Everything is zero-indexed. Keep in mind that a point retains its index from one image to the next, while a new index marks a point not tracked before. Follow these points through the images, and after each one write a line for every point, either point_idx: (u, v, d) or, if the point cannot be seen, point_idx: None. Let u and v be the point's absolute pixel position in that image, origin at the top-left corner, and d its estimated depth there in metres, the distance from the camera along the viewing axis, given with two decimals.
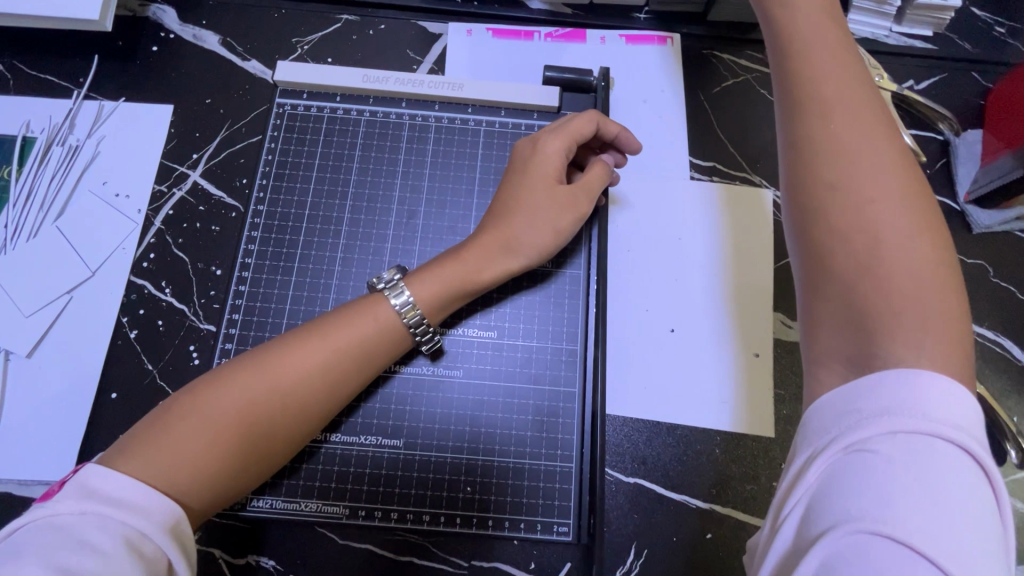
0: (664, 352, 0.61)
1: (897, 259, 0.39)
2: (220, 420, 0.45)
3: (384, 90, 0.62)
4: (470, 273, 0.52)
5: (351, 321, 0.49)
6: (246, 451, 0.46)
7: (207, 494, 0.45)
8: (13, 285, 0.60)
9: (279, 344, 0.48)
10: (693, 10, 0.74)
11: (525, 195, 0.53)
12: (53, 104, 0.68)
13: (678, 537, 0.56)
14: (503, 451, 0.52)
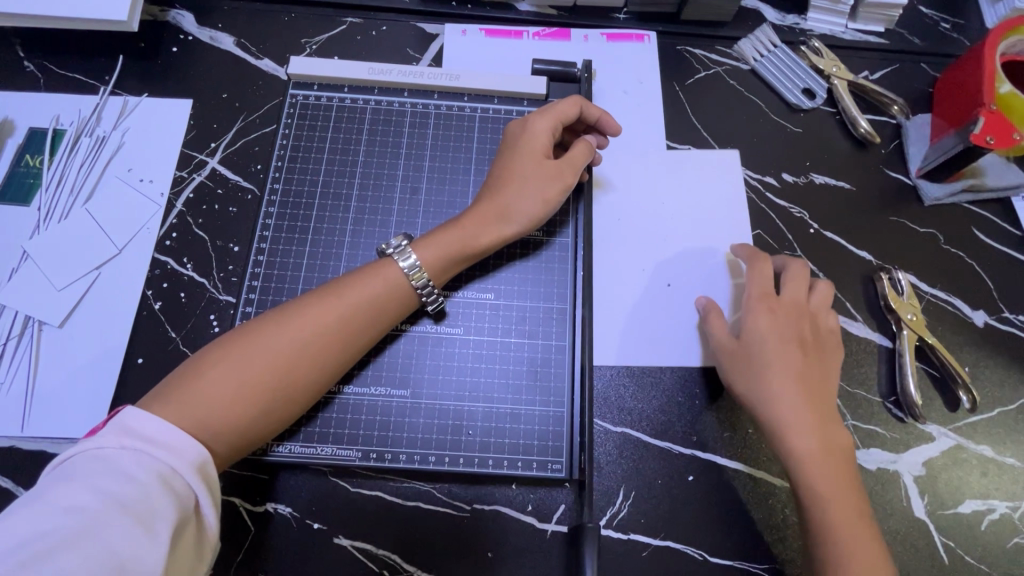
0: (661, 305, 0.67)
1: (806, 427, 0.57)
2: (245, 368, 0.50)
3: (387, 81, 0.68)
4: (470, 239, 0.57)
5: (361, 280, 0.55)
6: (267, 397, 0.51)
7: (233, 434, 0.50)
8: (45, 262, 0.65)
9: (295, 304, 0.54)
10: (667, 11, 0.82)
11: (517, 170, 0.59)
12: (81, 99, 0.73)
13: (662, 480, 0.61)
14: (501, 399, 0.57)
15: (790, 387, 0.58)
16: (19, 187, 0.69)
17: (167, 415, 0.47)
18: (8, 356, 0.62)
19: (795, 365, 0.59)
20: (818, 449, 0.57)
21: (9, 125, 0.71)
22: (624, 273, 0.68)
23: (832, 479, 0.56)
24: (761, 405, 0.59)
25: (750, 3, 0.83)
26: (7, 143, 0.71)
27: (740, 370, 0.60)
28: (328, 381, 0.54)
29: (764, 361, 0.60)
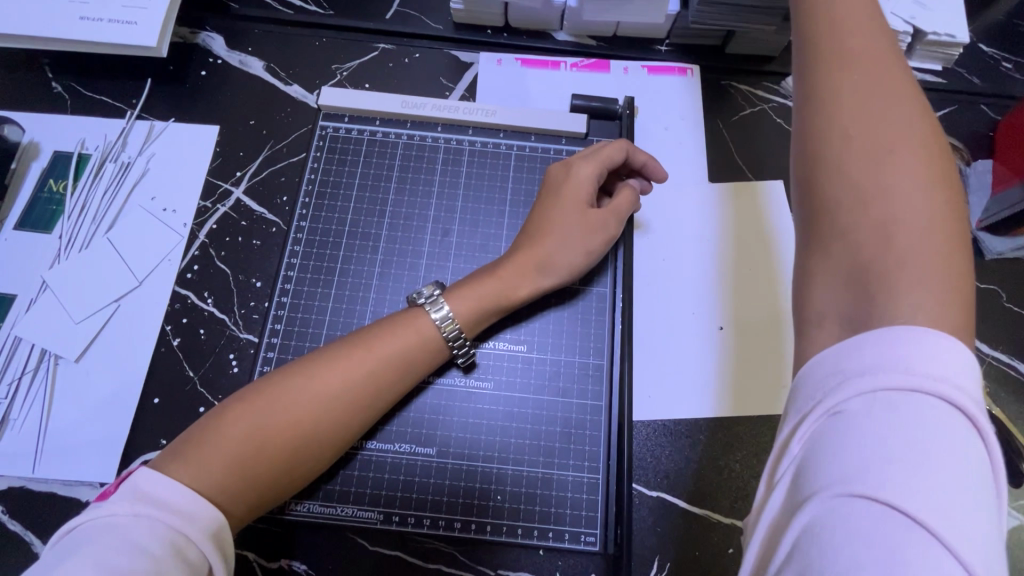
0: (711, 349, 0.64)
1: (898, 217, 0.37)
2: (264, 426, 0.47)
3: (421, 115, 0.65)
4: (506, 290, 0.54)
5: (391, 332, 0.52)
6: (287, 457, 0.48)
7: (250, 496, 0.47)
8: (64, 292, 0.63)
9: (319, 356, 0.51)
10: (711, 44, 0.78)
11: (557, 218, 0.56)
12: (107, 123, 0.72)
13: (700, 551, 0.57)
14: (532, 462, 0.54)
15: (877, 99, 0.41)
16: (41, 213, 0.67)
17: (183, 477, 0.45)
18: (23, 391, 0.60)
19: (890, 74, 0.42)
20: (903, 259, 0.36)
21: (34, 148, 0.70)
22: (665, 319, 0.65)
23: (916, 255, 0.36)
24: (833, 162, 0.40)
25: None
26: (30, 167, 0.69)
27: (824, 162, 0.41)
28: (351, 439, 0.51)
29: (824, 60, 0.43)
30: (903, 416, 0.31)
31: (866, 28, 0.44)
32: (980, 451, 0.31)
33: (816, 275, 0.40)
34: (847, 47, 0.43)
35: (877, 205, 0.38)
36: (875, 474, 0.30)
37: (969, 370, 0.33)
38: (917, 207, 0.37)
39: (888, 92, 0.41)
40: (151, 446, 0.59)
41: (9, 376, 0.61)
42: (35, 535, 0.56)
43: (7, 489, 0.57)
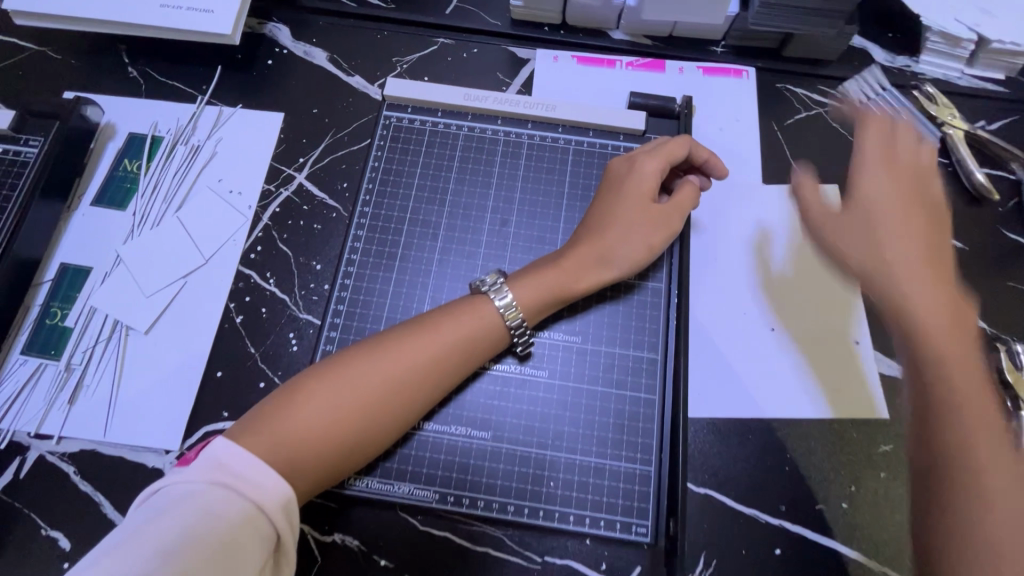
0: (760, 349, 0.64)
1: (956, 354, 0.47)
2: (336, 404, 0.49)
3: (482, 108, 0.67)
4: (567, 282, 0.55)
5: (455, 318, 0.54)
6: (356, 434, 0.50)
7: (319, 470, 0.49)
8: (137, 266, 0.66)
9: (385, 339, 0.53)
10: (768, 46, 0.78)
11: (620, 213, 0.57)
12: (178, 108, 0.75)
13: (747, 550, 0.57)
14: (585, 450, 0.54)
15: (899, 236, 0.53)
16: (116, 192, 0.70)
17: (259, 450, 0.46)
18: (96, 360, 0.63)
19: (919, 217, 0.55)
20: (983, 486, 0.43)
21: (111, 129, 0.73)
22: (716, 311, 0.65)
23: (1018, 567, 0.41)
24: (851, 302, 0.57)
25: (858, 42, 0.79)
26: (107, 147, 0.72)
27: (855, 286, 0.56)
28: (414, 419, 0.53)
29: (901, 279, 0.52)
30: None
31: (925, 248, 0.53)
32: None
33: (927, 517, 0.45)
34: (879, 202, 0.56)
35: (977, 477, 0.44)
36: None
37: None
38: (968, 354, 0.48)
39: (921, 230, 0.54)
40: (214, 417, 0.62)
41: (84, 344, 0.64)
42: (104, 497, 0.59)
43: (79, 452, 0.60)
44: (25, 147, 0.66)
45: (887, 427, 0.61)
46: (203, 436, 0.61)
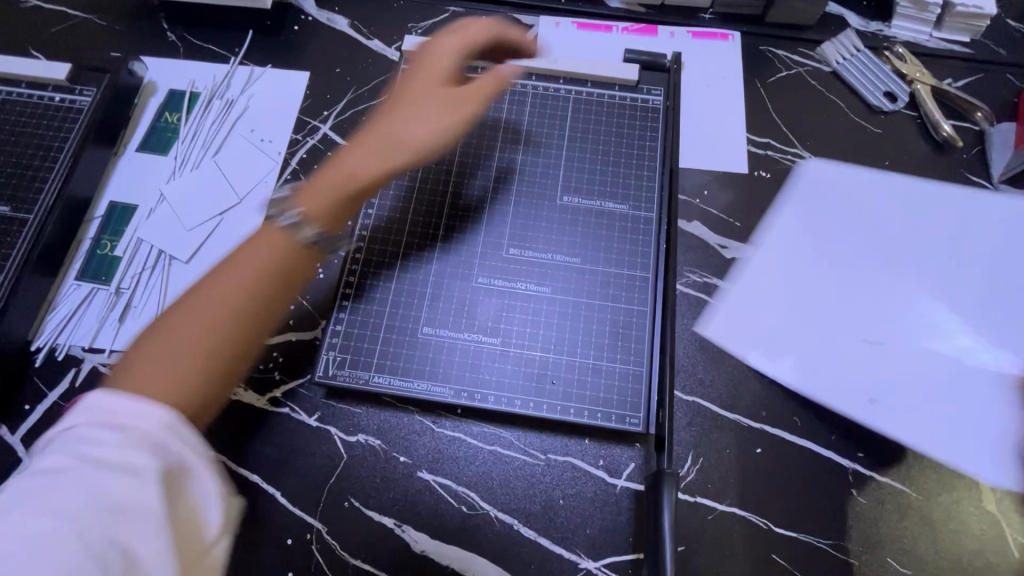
0: (743, 276, 0.71)
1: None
2: (198, 322, 0.47)
3: (491, 62, 0.74)
4: (356, 177, 0.56)
5: (261, 239, 0.51)
6: (212, 347, 0.46)
7: (191, 375, 0.45)
8: (178, 204, 0.73)
9: (228, 262, 0.50)
10: (752, 13, 0.86)
11: (402, 108, 0.60)
12: (214, 67, 0.82)
13: (730, 449, 0.63)
14: (583, 353, 0.61)
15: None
16: (159, 139, 0.77)
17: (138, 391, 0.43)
18: (143, 284, 0.70)
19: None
20: None
21: (152, 86, 0.80)
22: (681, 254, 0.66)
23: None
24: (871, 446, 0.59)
25: (833, 9, 0.86)
26: (150, 100, 0.79)
27: None
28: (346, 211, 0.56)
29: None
30: None
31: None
32: None
33: None
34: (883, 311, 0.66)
35: None
36: None
37: None
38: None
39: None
40: None
41: (132, 271, 0.70)
42: None
43: None
44: (79, 96, 0.73)
45: None
46: None
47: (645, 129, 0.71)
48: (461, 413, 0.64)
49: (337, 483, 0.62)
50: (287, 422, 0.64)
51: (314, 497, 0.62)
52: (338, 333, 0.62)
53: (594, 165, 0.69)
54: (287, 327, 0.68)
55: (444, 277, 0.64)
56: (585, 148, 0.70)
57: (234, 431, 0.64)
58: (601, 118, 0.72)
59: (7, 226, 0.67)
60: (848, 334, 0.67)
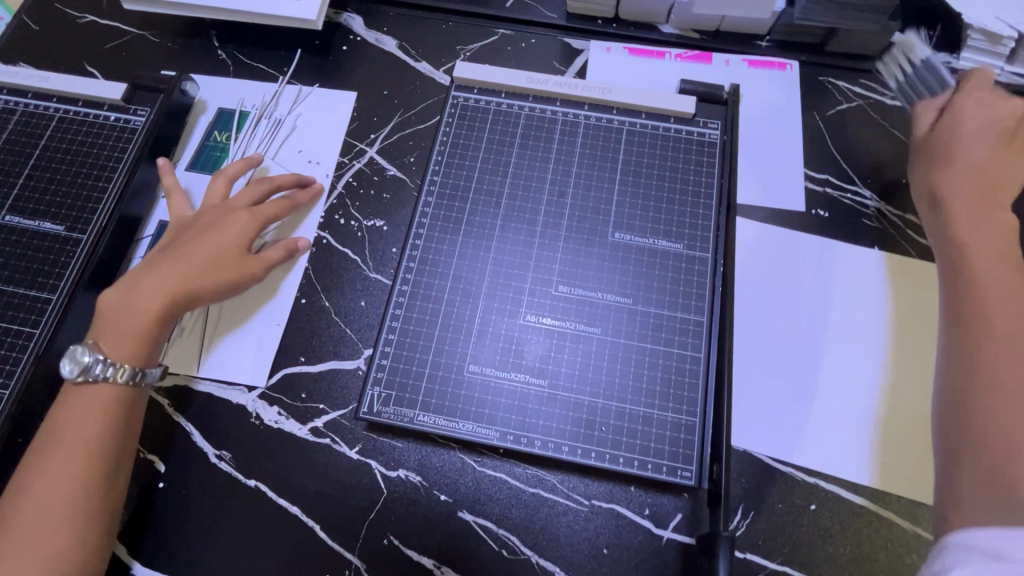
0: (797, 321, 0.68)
1: (995, 258, 0.59)
2: (48, 502, 0.54)
3: (543, 90, 0.73)
4: (100, 325, 0.62)
5: (82, 392, 0.59)
6: (77, 496, 0.54)
7: (88, 528, 0.54)
8: None
9: (48, 439, 0.57)
10: (811, 42, 0.83)
11: (133, 293, 0.62)
12: (264, 86, 0.82)
13: (783, 504, 0.61)
14: (635, 399, 0.60)
15: (988, 213, 0.62)
16: (207, 159, 0.77)
17: (139, 331, 0.61)
18: None
19: (988, 211, 0.63)
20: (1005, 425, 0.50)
21: (203, 104, 0.80)
22: (850, 363, 0.65)
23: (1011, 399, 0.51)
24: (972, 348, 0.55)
25: (898, 39, 0.83)
26: (199, 119, 0.80)
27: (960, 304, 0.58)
28: (207, 295, 0.65)
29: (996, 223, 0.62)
30: None
31: (979, 217, 0.62)
32: None
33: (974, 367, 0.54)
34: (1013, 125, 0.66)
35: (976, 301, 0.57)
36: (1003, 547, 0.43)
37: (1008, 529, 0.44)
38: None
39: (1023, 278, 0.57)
40: (291, 363, 0.68)
41: None
42: (194, 428, 0.65)
43: (173, 387, 0.67)
44: (133, 116, 0.74)
45: None
46: (282, 377, 0.67)
47: (701, 164, 0.69)
48: (503, 453, 0.63)
49: (376, 520, 0.61)
50: (328, 454, 0.64)
51: (354, 532, 0.61)
52: (384, 368, 0.61)
53: (647, 200, 0.68)
54: (330, 355, 0.68)
55: (491, 313, 0.63)
56: (639, 182, 0.68)
57: (275, 459, 0.64)
58: (657, 151, 0.70)
59: (63, 245, 0.67)
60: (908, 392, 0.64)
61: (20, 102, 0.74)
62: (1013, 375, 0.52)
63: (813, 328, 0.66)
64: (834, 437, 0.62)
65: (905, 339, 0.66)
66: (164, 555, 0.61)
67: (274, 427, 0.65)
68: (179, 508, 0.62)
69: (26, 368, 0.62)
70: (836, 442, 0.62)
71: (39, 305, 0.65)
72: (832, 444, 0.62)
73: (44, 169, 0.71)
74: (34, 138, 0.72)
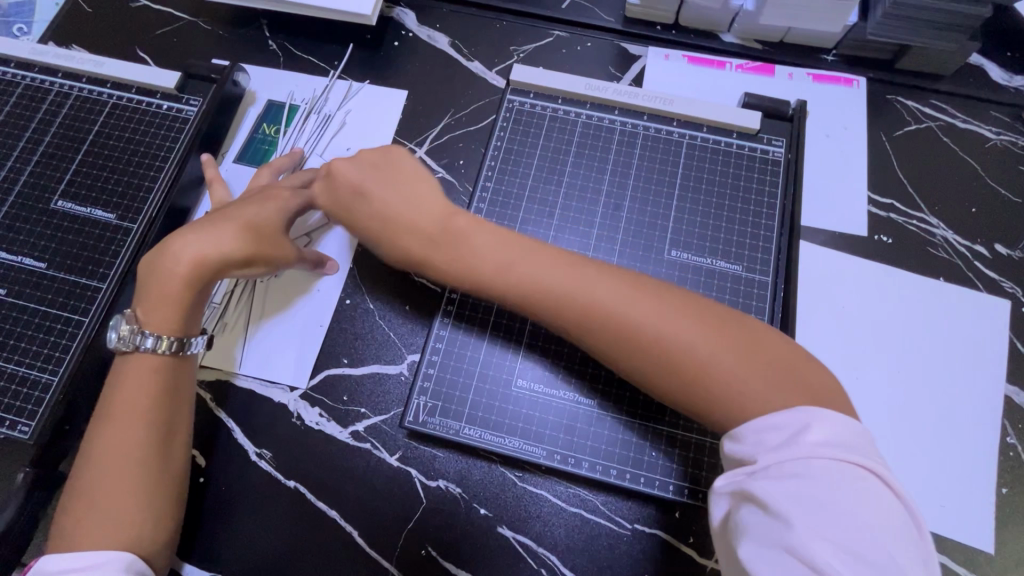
0: (853, 350, 0.66)
1: (513, 259, 0.53)
2: (100, 473, 0.53)
3: (602, 98, 0.70)
4: (143, 284, 0.59)
5: (128, 368, 0.57)
6: (128, 470, 0.53)
7: (158, 500, 0.54)
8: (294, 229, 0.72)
9: (101, 415, 0.56)
10: (881, 58, 0.79)
11: (171, 248, 0.58)
12: (314, 80, 0.81)
13: None
14: (685, 425, 0.58)
15: (467, 236, 0.55)
16: (255, 151, 0.77)
17: (178, 292, 0.58)
18: (235, 300, 0.69)
19: (455, 227, 0.55)
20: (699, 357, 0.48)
21: (253, 96, 0.80)
22: (902, 401, 0.64)
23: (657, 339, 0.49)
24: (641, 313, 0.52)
25: (974, 59, 0.79)
26: (249, 111, 0.79)
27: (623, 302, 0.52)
28: (236, 267, 0.60)
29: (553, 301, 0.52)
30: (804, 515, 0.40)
31: (524, 245, 0.54)
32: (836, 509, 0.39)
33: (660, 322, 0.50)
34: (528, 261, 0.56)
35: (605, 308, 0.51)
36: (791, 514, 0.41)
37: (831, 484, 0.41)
38: (573, 265, 0.52)
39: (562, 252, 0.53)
40: (333, 364, 0.67)
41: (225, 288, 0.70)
42: (236, 425, 0.65)
43: (215, 382, 0.66)
44: (186, 105, 0.73)
45: (981, 440, 0.62)
46: (324, 379, 0.66)
47: (764, 183, 0.67)
48: (546, 470, 0.61)
49: (415, 529, 0.61)
50: (368, 459, 0.63)
51: (392, 540, 0.60)
52: (430, 377, 0.61)
53: (705, 218, 0.66)
54: (373, 359, 0.67)
55: (541, 327, 0.62)
56: (696, 200, 0.66)
57: (315, 461, 0.63)
58: (716, 168, 0.68)
59: (113, 234, 0.67)
60: (965, 433, 0.62)
61: (75, 87, 0.74)
62: (678, 329, 0.48)
63: (866, 362, 0.65)
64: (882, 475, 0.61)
65: (962, 379, 0.64)
66: (203, 551, 0.61)
67: (315, 428, 0.64)
68: (219, 505, 0.62)
69: (75, 356, 0.62)
70: (884, 480, 0.61)
71: (89, 293, 0.65)
72: None
73: (96, 156, 0.71)
74: (88, 124, 0.72)
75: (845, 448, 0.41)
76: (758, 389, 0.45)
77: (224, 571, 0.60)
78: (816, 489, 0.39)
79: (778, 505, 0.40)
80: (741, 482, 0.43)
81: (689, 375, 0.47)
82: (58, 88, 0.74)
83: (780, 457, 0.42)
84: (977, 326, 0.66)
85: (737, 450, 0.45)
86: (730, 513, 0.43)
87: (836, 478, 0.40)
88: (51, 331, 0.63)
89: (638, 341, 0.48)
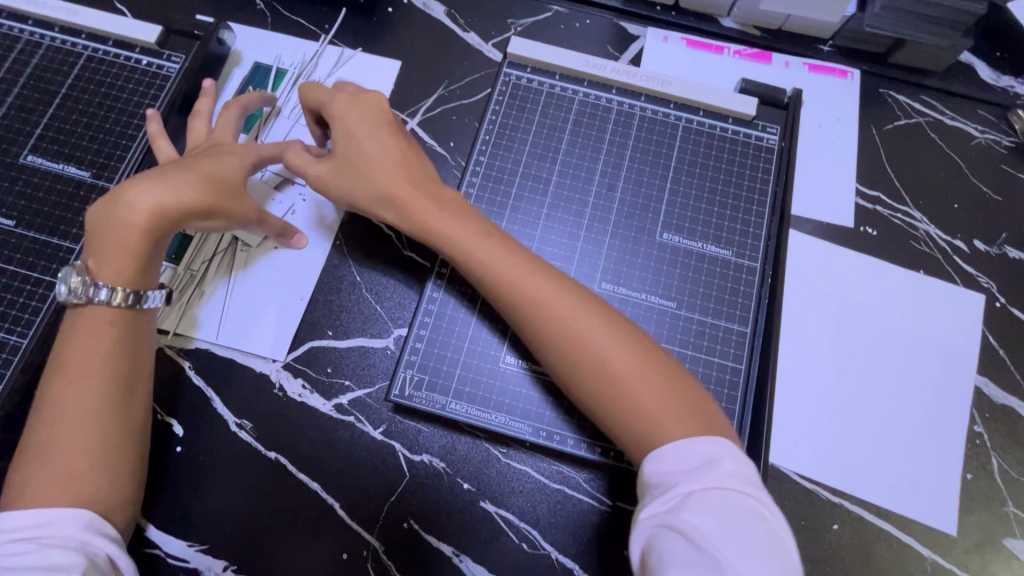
0: (833, 338, 0.67)
1: (505, 267, 0.52)
2: (56, 430, 0.51)
3: (600, 76, 0.69)
4: (97, 226, 0.57)
5: (81, 322, 0.55)
6: (85, 427, 0.52)
7: (118, 456, 0.53)
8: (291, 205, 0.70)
9: (54, 371, 0.54)
10: (875, 51, 0.80)
11: (124, 192, 0.56)
12: (304, 44, 0.78)
13: (806, 522, 0.61)
14: None
15: (450, 218, 0.55)
16: None
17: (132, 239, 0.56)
18: (213, 266, 0.67)
19: (438, 194, 0.56)
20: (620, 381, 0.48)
21: (239, 57, 0.77)
22: (878, 388, 0.65)
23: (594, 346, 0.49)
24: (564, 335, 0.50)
25: (965, 57, 0.80)
26: (234, 73, 0.76)
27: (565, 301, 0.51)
28: (196, 219, 0.58)
29: (511, 289, 0.51)
30: (733, 527, 0.40)
31: (490, 239, 0.54)
32: (757, 541, 0.40)
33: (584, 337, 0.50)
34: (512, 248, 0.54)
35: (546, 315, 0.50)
36: (709, 538, 0.39)
37: (742, 511, 0.41)
38: (542, 276, 0.52)
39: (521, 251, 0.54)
40: (318, 336, 0.66)
41: (203, 254, 0.67)
42: (215, 394, 0.64)
43: (191, 350, 0.65)
44: (167, 62, 0.70)
45: (951, 427, 0.64)
46: (308, 350, 0.65)
47: (757, 168, 0.67)
48: (530, 446, 0.62)
49: (397, 503, 0.60)
50: (351, 432, 0.63)
51: (374, 514, 0.60)
52: (418, 352, 0.62)
53: (698, 202, 0.66)
54: (358, 332, 0.66)
55: None
56: (690, 184, 0.66)
57: (298, 433, 0.62)
58: (710, 152, 0.68)
59: (88, 193, 0.64)
60: (937, 421, 0.64)
61: (47, 36, 0.70)
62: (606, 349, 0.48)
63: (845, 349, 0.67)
64: (855, 459, 0.63)
65: (936, 369, 0.66)
66: (178, 521, 0.60)
67: (297, 400, 0.63)
68: (195, 476, 0.61)
69: (45, 319, 0.59)
70: (859, 464, 0.63)
71: (61, 254, 0.62)
72: (854, 462, 0.63)
73: (69, 110, 0.67)
74: (60, 76, 0.69)
75: (748, 482, 0.43)
76: (655, 407, 0.47)
77: (201, 540, 0.59)
78: (730, 521, 0.40)
79: (701, 538, 0.39)
80: (661, 515, 0.42)
81: (613, 383, 0.48)
82: (29, 36, 0.70)
83: (700, 485, 0.42)
84: (953, 317, 0.68)
85: (657, 474, 0.44)
86: (648, 544, 0.41)
87: (743, 508, 0.41)
88: (20, 292, 0.60)
89: (585, 358, 0.49)
